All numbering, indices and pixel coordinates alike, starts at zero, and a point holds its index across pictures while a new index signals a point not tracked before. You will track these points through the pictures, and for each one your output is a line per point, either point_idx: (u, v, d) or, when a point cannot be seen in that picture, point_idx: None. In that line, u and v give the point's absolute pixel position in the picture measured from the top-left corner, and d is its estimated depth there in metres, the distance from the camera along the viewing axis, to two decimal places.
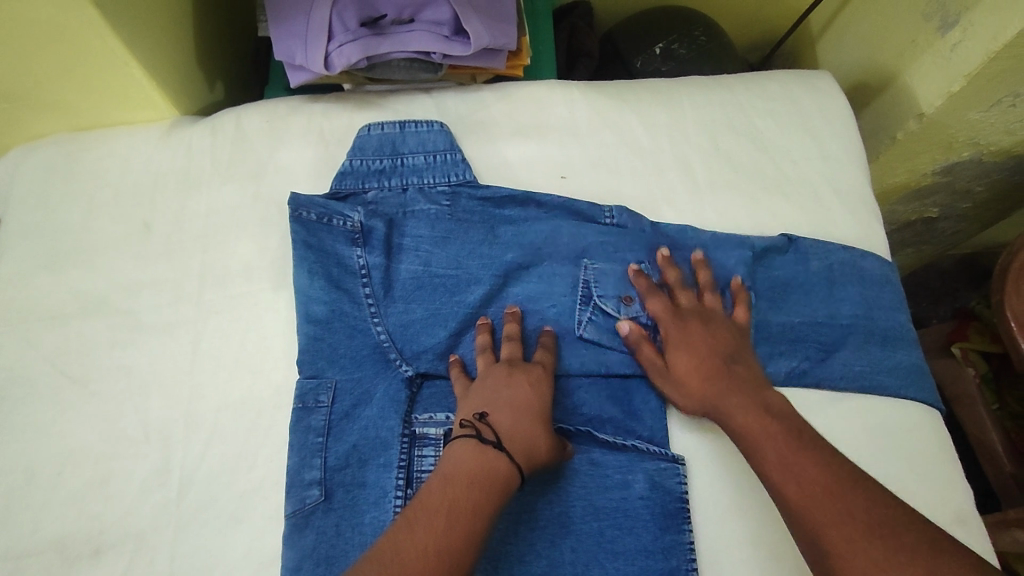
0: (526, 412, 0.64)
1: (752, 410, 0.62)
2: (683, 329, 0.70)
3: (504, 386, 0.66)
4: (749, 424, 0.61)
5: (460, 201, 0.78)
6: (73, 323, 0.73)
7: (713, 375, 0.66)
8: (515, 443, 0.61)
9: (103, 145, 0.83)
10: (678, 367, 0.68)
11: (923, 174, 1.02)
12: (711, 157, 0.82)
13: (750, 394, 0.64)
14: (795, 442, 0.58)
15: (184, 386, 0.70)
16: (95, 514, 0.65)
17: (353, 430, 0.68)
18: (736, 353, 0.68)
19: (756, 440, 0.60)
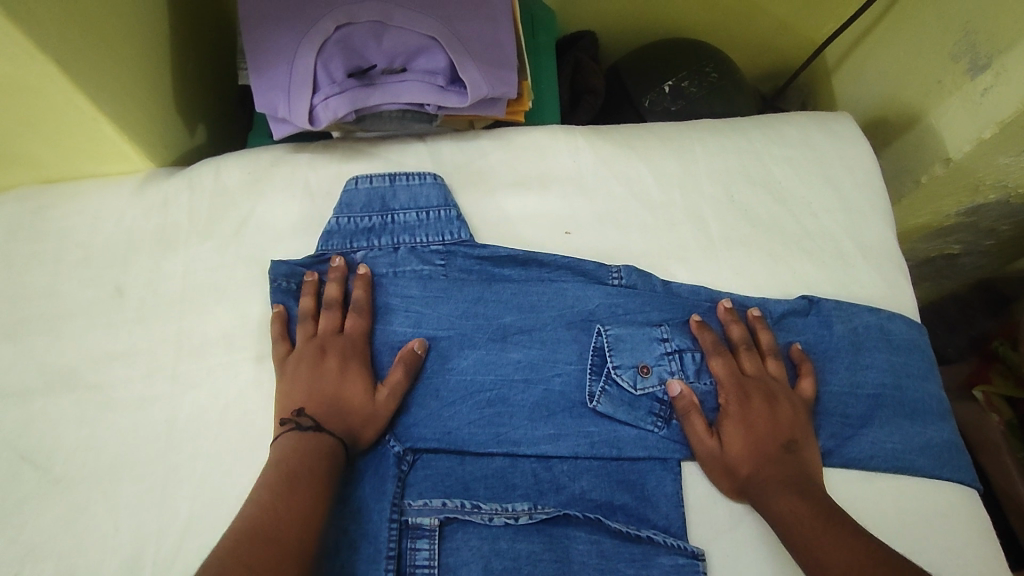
0: (351, 388, 0.64)
1: (798, 499, 0.58)
2: (742, 400, 0.65)
3: (311, 370, 0.65)
4: (795, 512, 0.57)
5: (456, 260, 0.72)
6: (37, 401, 0.67)
7: (764, 459, 0.62)
8: (336, 420, 0.62)
9: (71, 199, 0.76)
10: (730, 440, 0.63)
11: (946, 216, 0.97)
12: (725, 210, 0.77)
13: (796, 485, 0.59)
14: (836, 533, 0.54)
15: (159, 471, 0.65)
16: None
17: (337, 516, 0.61)
18: (795, 434, 0.63)
19: (799, 531, 0.56)
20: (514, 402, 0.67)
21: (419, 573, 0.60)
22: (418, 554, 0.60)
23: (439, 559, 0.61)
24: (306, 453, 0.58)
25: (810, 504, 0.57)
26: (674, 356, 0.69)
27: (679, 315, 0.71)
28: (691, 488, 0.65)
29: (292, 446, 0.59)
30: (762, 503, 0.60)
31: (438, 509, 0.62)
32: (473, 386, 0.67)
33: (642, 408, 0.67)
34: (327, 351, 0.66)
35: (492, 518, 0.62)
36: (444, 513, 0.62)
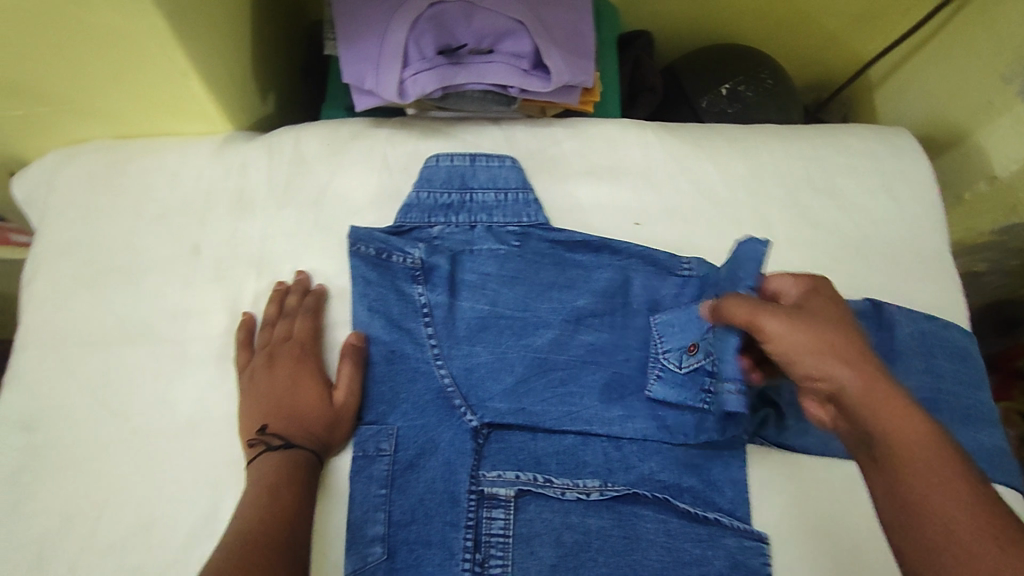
0: (307, 395, 0.65)
1: (910, 421, 0.48)
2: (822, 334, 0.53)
3: (264, 382, 0.66)
4: (917, 436, 0.47)
5: (531, 242, 0.73)
6: (115, 352, 0.68)
7: (874, 394, 0.50)
8: (303, 431, 0.63)
9: (151, 156, 0.77)
10: (820, 359, 0.52)
11: (979, 233, 1.01)
12: (790, 213, 0.79)
13: (887, 385, 0.50)
14: (956, 472, 0.45)
15: (235, 429, 0.65)
16: (135, 567, 0.60)
17: (417, 482, 0.63)
18: (871, 359, 0.53)
19: (910, 452, 0.46)
20: (584, 384, 0.68)
21: (494, 541, 0.62)
22: (495, 523, 0.62)
23: (514, 528, 0.62)
24: (287, 466, 0.61)
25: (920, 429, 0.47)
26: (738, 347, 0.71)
27: None
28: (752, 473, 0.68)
29: (276, 463, 0.61)
30: (870, 421, 0.49)
31: (514, 481, 0.64)
32: (544, 366, 0.69)
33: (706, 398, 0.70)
34: (276, 358, 0.67)
35: (564, 492, 0.64)
36: (518, 485, 0.64)
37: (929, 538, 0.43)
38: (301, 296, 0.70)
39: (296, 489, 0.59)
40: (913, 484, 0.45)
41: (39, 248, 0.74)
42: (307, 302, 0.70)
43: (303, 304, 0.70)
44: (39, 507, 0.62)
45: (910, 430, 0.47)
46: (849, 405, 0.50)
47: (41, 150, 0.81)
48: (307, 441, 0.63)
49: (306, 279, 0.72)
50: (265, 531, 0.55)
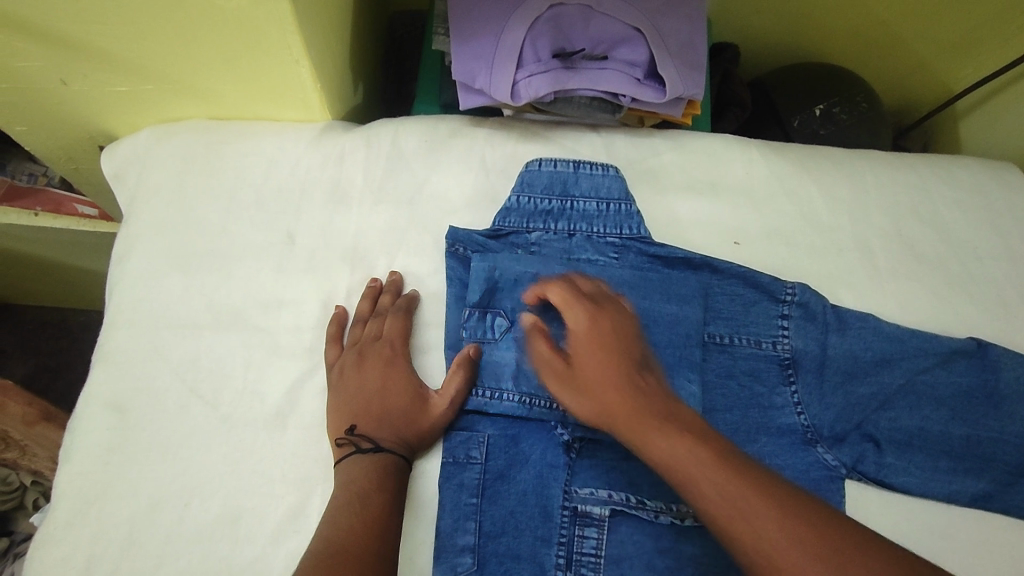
0: (397, 397, 0.63)
1: (610, 390, 0.59)
2: (597, 335, 0.62)
3: (353, 381, 0.64)
4: (625, 408, 0.57)
5: (629, 255, 0.72)
6: (206, 337, 0.67)
7: (614, 385, 0.59)
8: (392, 435, 0.62)
9: (247, 141, 0.76)
10: (561, 361, 0.63)
11: None
12: (892, 243, 0.77)
13: (616, 375, 0.59)
14: (727, 470, 0.51)
15: (324, 425, 0.64)
16: (221, 558, 0.59)
17: (508, 493, 0.62)
18: (633, 354, 0.61)
19: (684, 469, 0.52)
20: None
21: (585, 560, 0.60)
22: (587, 542, 0.61)
23: (605, 549, 0.61)
24: (376, 470, 0.59)
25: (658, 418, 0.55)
26: (837, 382, 0.69)
27: (851, 342, 0.70)
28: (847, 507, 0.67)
29: (365, 467, 0.59)
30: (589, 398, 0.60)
31: (607, 500, 0.62)
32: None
33: (803, 429, 0.69)
34: (365, 357, 0.65)
35: (657, 515, 0.62)
36: (611, 504, 0.62)
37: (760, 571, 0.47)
38: (392, 296, 0.69)
39: (384, 496, 0.58)
40: (653, 456, 0.54)
41: (132, 225, 0.73)
42: (398, 303, 0.69)
43: (393, 304, 0.68)
44: (127, 490, 0.61)
45: (661, 435, 0.54)
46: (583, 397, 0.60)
47: (134, 127, 0.81)
48: (395, 446, 0.61)
49: (398, 280, 0.70)
50: (354, 542, 0.53)
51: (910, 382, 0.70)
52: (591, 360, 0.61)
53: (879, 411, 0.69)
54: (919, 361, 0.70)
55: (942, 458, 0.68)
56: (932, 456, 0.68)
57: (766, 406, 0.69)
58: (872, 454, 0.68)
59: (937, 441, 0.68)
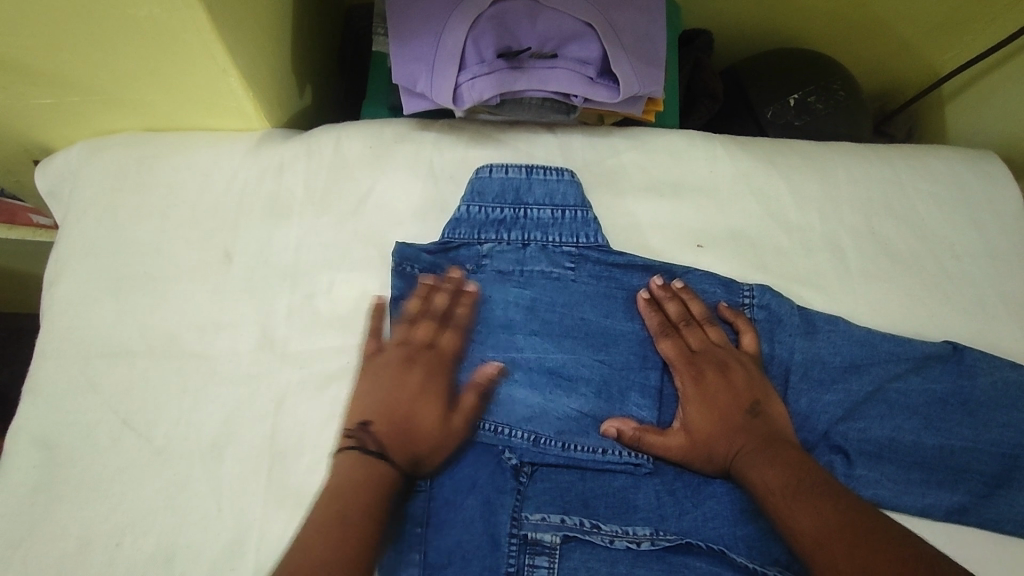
0: (425, 412, 0.60)
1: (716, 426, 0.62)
2: (697, 368, 0.65)
3: (393, 379, 0.62)
4: (767, 483, 0.57)
5: (586, 265, 0.68)
6: (138, 365, 0.64)
7: (721, 422, 0.62)
8: (398, 446, 0.59)
9: (182, 153, 0.72)
10: (712, 402, 0.63)
11: None
12: (864, 242, 0.73)
13: (723, 413, 0.63)
14: (807, 501, 0.54)
15: (262, 453, 0.61)
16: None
17: (455, 523, 0.59)
18: (701, 378, 0.64)
19: (771, 500, 0.56)
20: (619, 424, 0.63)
21: None
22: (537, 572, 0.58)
23: None
24: (363, 486, 0.56)
25: (780, 469, 0.57)
26: (804, 394, 0.66)
27: (820, 347, 0.67)
28: None
29: (353, 470, 0.57)
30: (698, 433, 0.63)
31: (559, 526, 0.59)
32: (574, 409, 0.63)
33: None
34: (414, 361, 0.63)
35: (612, 540, 0.59)
36: (564, 530, 0.59)
37: None
38: (432, 279, 0.66)
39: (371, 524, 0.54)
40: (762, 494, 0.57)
41: (62, 247, 0.70)
42: (438, 301, 0.65)
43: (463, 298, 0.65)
44: (57, 529, 0.59)
45: (772, 477, 0.57)
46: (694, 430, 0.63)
47: (68, 141, 0.77)
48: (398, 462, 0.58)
49: (459, 279, 0.66)
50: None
51: (880, 390, 0.66)
52: (705, 404, 0.63)
53: (853, 422, 0.65)
54: (889, 369, 0.67)
55: (915, 470, 0.64)
56: (904, 468, 0.64)
57: None
58: (841, 466, 0.64)
59: (910, 452, 0.65)
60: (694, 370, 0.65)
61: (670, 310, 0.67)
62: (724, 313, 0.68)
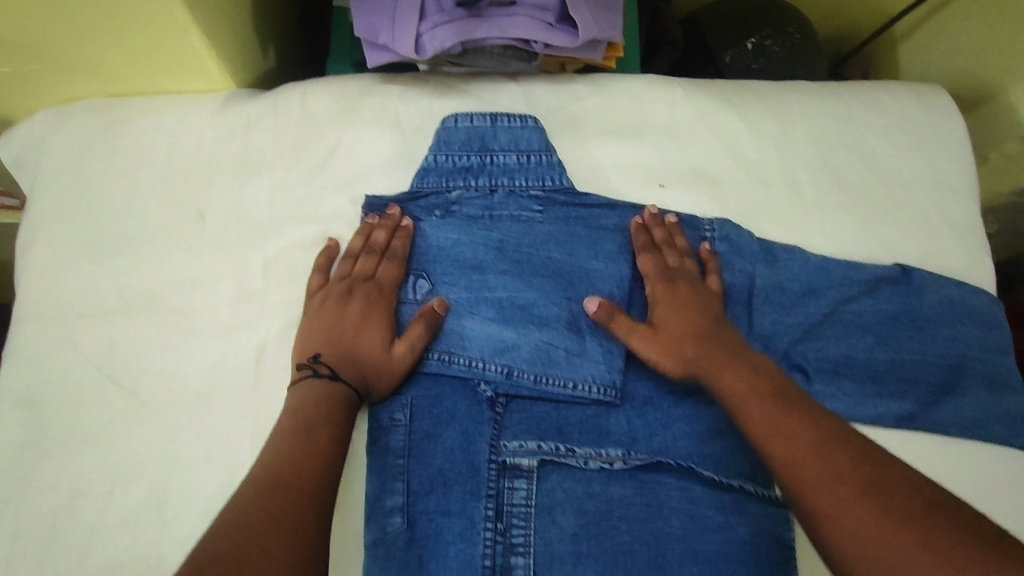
0: (371, 339, 0.63)
1: (671, 337, 0.64)
2: (671, 284, 0.67)
3: (334, 312, 0.64)
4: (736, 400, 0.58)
5: (553, 207, 0.70)
6: (118, 322, 0.65)
7: (688, 335, 0.64)
8: (352, 369, 0.62)
9: (149, 116, 0.73)
10: (686, 317, 0.65)
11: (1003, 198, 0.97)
12: (818, 174, 0.76)
13: (688, 327, 0.64)
14: (783, 412, 0.55)
15: (247, 399, 0.63)
16: (148, 542, 0.59)
17: (436, 453, 0.62)
18: (682, 293, 0.66)
19: (743, 409, 0.57)
20: (588, 357, 0.66)
21: (516, 511, 0.61)
22: (516, 493, 0.61)
23: (536, 498, 0.62)
24: (322, 401, 0.59)
25: (744, 383, 0.58)
26: (770, 320, 0.68)
27: (779, 273, 0.70)
28: None
29: (307, 393, 0.60)
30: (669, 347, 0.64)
31: (535, 451, 0.63)
32: (546, 344, 0.65)
33: None
34: (352, 294, 0.65)
35: (587, 461, 0.63)
36: (540, 455, 0.63)
37: (830, 527, 0.47)
38: (373, 222, 0.68)
39: (332, 428, 0.57)
40: (744, 415, 0.57)
41: (33, 214, 0.70)
42: (379, 239, 0.67)
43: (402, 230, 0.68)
44: (50, 481, 0.60)
45: (737, 383, 0.59)
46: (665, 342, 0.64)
47: (29, 110, 0.77)
48: (354, 383, 0.61)
49: (397, 216, 0.68)
50: (296, 472, 0.53)
51: (835, 311, 0.69)
52: (671, 324, 0.65)
53: (819, 345, 0.68)
54: (846, 290, 0.70)
55: (870, 384, 0.68)
56: (859, 382, 0.68)
57: None
58: (801, 383, 0.67)
59: (865, 368, 0.68)
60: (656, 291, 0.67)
61: (651, 239, 0.69)
62: (704, 253, 0.70)
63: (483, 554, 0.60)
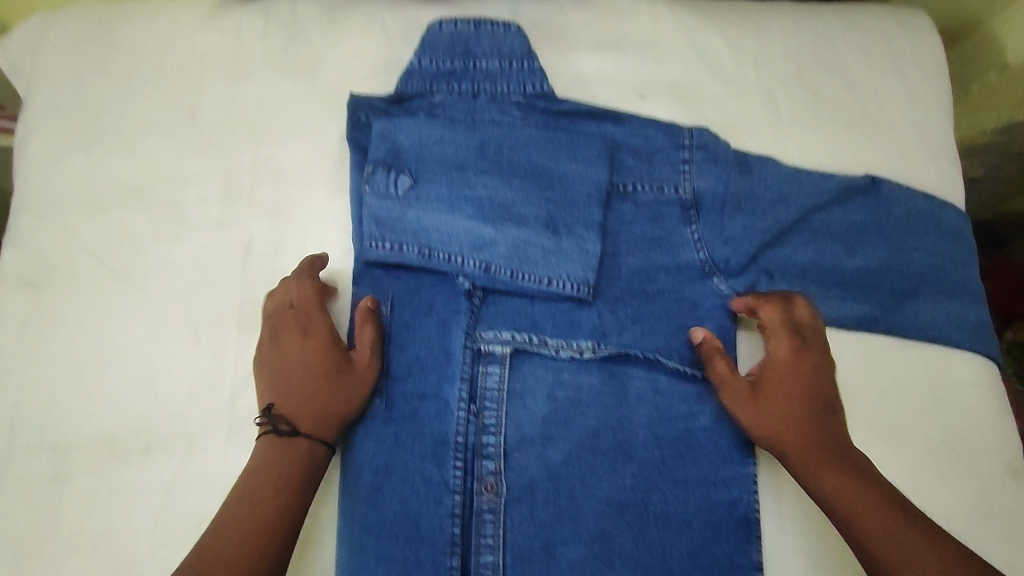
0: (316, 391, 0.60)
1: (787, 405, 0.62)
2: (796, 350, 0.64)
3: (276, 353, 0.61)
4: (839, 491, 0.58)
5: (533, 113, 0.72)
6: (113, 214, 0.68)
7: (798, 411, 0.62)
8: (308, 412, 0.59)
9: (142, 19, 0.74)
10: (783, 383, 0.63)
11: (983, 132, 0.99)
12: (796, 90, 0.78)
13: (801, 397, 0.62)
14: (884, 505, 0.56)
15: (236, 287, 0.66)
16: (141, 412, 0.62)
17: (415, 340, 0.65)
18: (792, 368, 0.64)
19: (845, 500, 0.57)
20: (564, 256, 0.68)
21: (489, 394, 0.64)
22: (490, 378, 0.65)
23: (508, 383, 0.65)
24: (277, 462, 0.57)
25: (852, 484, 0.58)
26: (743, 224, 0.70)
27: (753, 184, 0.71)
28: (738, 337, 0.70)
29: (266, 453, 0.58)
30: (773, 416, 0.62)
31: (509, 340, 0.66)
32: (522, 242, 0.68)
33: (701, 264, 0.70)
34: (289, 336, 0.62)
35: (559, 351, 0.66)
36: (514, 344, 0.66)
37: None
38: (315, 257, 0.66)
39: (284, 472, 0.57)
40: (846, 497, 0.57)
41: (29, 108, 0.72)
42: (321, 257, 0.67)
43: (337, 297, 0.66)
44: (49, 357, 0.64)
45: (843, 484, 0.58)
46: (765, 401, 0.63)
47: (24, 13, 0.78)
48: (310, 419, 0.59)
49: (311, 261, 0.66)
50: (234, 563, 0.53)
51: (806, 219, 0.71)
52: (780, 398, 0.63)
53: (788, 250, 0.70)
54: (819, 197, 0.72)
55: (834, 288, 0.70)
56: (823, 285, 0.70)
57: (667, 247, 0.70)
58: (765, 283, 0.70)
59: (830, 274, 0.71)
60: (771, 362, 0.65)
61: (776, 302, 0.66)
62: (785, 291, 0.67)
63: (457, 431, 0.63)
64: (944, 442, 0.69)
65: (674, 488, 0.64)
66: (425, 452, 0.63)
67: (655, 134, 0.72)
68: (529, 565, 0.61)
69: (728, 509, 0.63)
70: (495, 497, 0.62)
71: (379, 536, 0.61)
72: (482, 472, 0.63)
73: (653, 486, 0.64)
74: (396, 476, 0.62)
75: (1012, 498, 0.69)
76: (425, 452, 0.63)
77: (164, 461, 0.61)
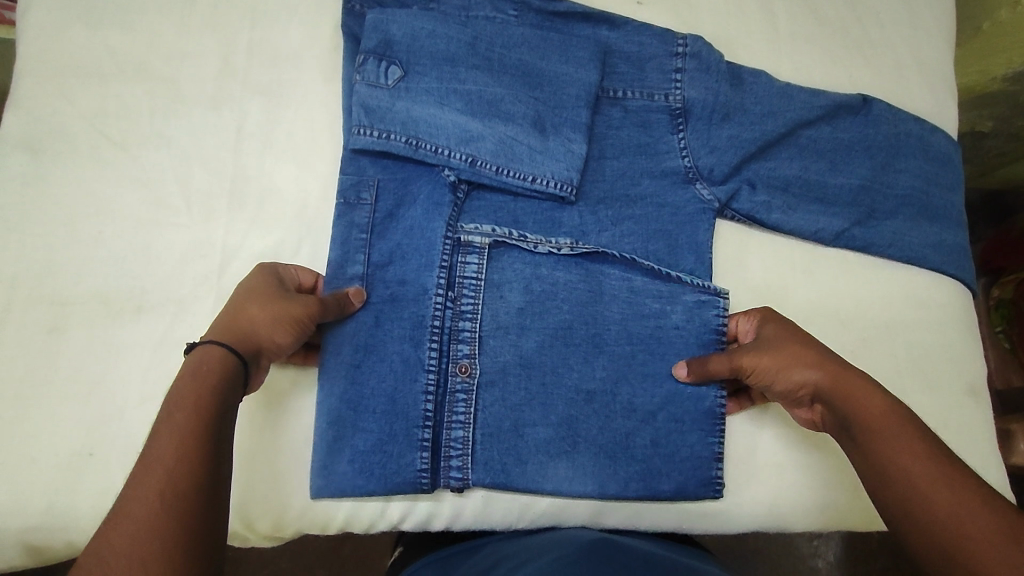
0: (250, 315, 0.55)
1: (795, 344, 0.58)
2: (787, 321, 0.62)
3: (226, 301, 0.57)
4: (860, 416, 0.52)
5: (527, 14, 0.72)
6: (112, 84, 0.69)
7: (811, 351, 0.57)
8: (234, 334, 0.53)
9: None
10: (792, 333, 0.60)
11: (991, 79, 0.94)
12: (796, 5, 0.77)
13: (812, 341, 0.58)
14: (906, 429, 0.50)
15: (228, 165, 0.68)
16: (134, 276, 0.65)
17: (397, 230, 0.67)
18: (796, 326, 0.61)
19: (867, 426, 0.51)
20: (549, 154, 0.68)
21: (467, 282, 0.66)
22: (468, 267, 0.66)
23: (486, 274, 0.66)
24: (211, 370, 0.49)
25: (874, 407, 0.52)
26: (732, 134, 0.70)
27: (744, 96, 0.71)
28: (715, 245, 0.71)
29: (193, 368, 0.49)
30: (778, 359, 0.58)
31: (489, 233, 0.67)
32: (508, 139, 0.68)
33: (685, 169, 0.70)
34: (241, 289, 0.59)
35: (537, 246, 0.67)
36: (493, 236, 0.67)
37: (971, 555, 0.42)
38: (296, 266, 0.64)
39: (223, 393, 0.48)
40: (864, 430, 0.51)
41: None
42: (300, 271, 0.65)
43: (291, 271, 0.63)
44: (45, 215, 0.66)
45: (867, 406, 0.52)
46: (772, 345, 0.59)
47: None
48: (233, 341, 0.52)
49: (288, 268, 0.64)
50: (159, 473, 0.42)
51: (794, 130, 0.72)
52: (792, 340, 0.59)
53: (774, 161, 0.71)
54: (809, 109, 0.72)
55: (814, 203, 0.71)
56: (805, 199, 0.71)
57: (652, 153, 0.71)
58: (746, 192, 0.70)
59: (812, 188, 0.71)
60: (775, 323, 0.62)
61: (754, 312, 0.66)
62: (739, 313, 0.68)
63: (433, 315, 0.64)
64: (911, 359, 0.71)
65: (643, 381, 0.66)
66: (403, 335, 0.64)
67: (650, 40, 0.72)
68: (497, 443, 0.64)
69: (693, 403, 0.66)
70: (468, 379, 0.64)
71: (356, 411, 0.63)
72: (457, 355, 0.65)
73: (621, 378, 0.66)
74: (374, 356, 0.64)
75: (970, 417, 0.70)
76: (402, 335, 0.64)
77: (155, 321, 0.64)
